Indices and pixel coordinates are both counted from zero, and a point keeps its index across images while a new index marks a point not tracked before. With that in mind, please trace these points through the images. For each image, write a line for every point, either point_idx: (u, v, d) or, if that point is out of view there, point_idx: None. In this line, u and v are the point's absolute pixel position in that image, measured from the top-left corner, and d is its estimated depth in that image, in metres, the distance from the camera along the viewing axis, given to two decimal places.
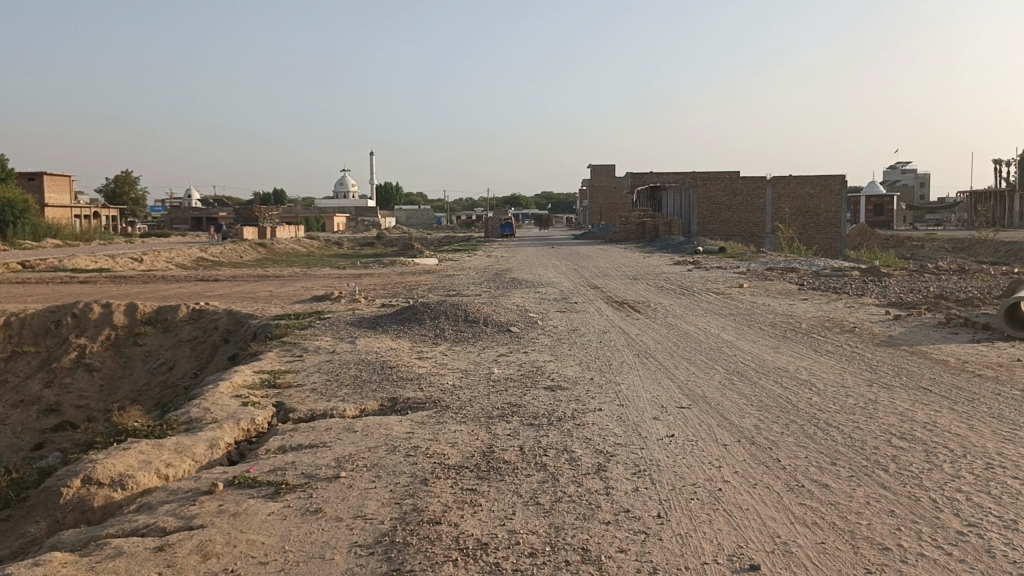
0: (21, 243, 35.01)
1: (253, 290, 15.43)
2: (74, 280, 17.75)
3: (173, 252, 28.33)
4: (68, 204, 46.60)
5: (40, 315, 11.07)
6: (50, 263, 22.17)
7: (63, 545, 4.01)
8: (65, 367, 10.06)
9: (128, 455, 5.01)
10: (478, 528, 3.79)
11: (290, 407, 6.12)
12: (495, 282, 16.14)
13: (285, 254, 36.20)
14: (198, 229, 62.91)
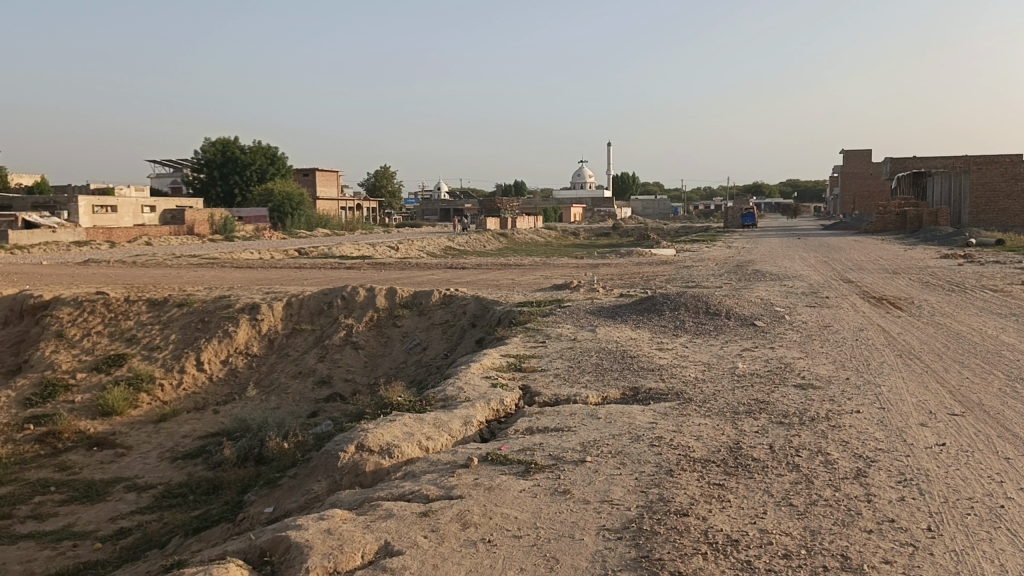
0: (298, 233, 39.25)
1: (498, 278, 16.16)
2: (341, 265, 19.58)
3: (425, 241, 30.35)
4: (336, 197, 51.58)
5: (314, 296, 12.21)
6: (322, 249, 24.68)
7: (343, 503, 4.48)
8: (336, 344, 11.08)
9: (394, 426, 5.48)
10: (728, 524, 3.73)
11: (536, 391, 6.38)
12: (737, 273, 15.70)
13: (525, 243, 37.53)
14: (445, 220, 66.91)
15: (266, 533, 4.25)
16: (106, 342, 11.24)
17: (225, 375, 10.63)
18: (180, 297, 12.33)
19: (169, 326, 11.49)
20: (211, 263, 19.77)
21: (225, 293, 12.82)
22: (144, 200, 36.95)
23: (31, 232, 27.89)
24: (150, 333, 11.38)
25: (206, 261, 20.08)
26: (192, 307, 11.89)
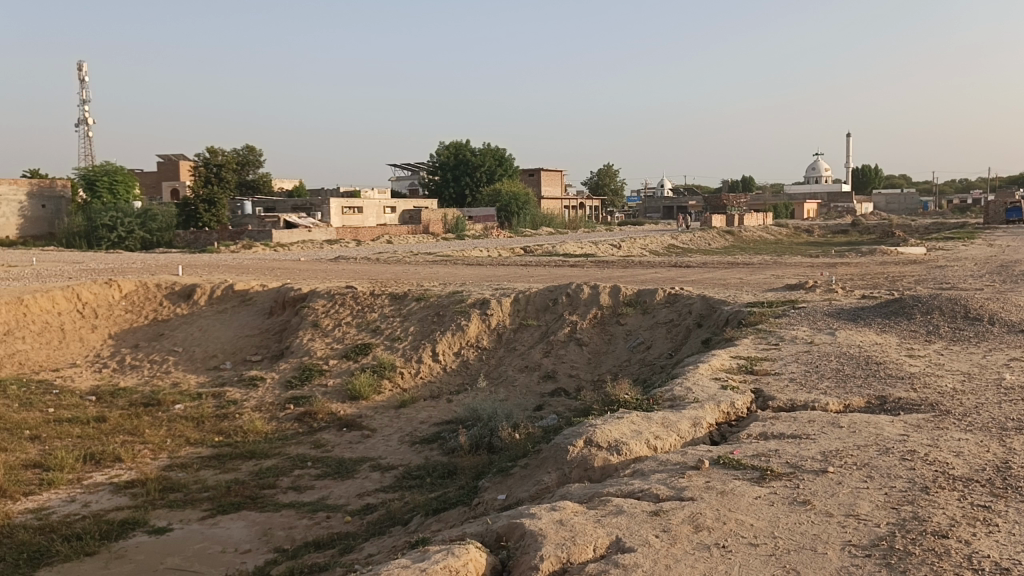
0: (524, 231, 40.54)
1: (725, 277, 15.69)
2: (566, 263, 19.94)
3: (649, 239, 30.19)
4: (560, 196, 52.69)
5: (540, 292, 12.30)
6: (548, 247, 25.30)
7: (573, 496, 4.56)
8: (560, 340, 11.21)
9: (623, 423, 5.49)
10: (996, 550, 3.37)
11: (769, 395, 6.12)
12: (1002, 274, 14.10)
13: (753, 241, 36.18)
14: (669, 218, 66.11)
15: (501, 519, 4.43)
16: (353, 332, 12.25)
17: (457, 366, 11.20)
18: (418, 292, 13.16)
19: (408, 319, 12.30)
20: (445, 260, 20.95)
21: (458, 288, 13.50)
22: (387, 201, 39.78)
23: (291, 231, 31.10)
24: (392, 324, 12.25)
25: (440, 258, 21.30)
26: (428, 301, 12.64)
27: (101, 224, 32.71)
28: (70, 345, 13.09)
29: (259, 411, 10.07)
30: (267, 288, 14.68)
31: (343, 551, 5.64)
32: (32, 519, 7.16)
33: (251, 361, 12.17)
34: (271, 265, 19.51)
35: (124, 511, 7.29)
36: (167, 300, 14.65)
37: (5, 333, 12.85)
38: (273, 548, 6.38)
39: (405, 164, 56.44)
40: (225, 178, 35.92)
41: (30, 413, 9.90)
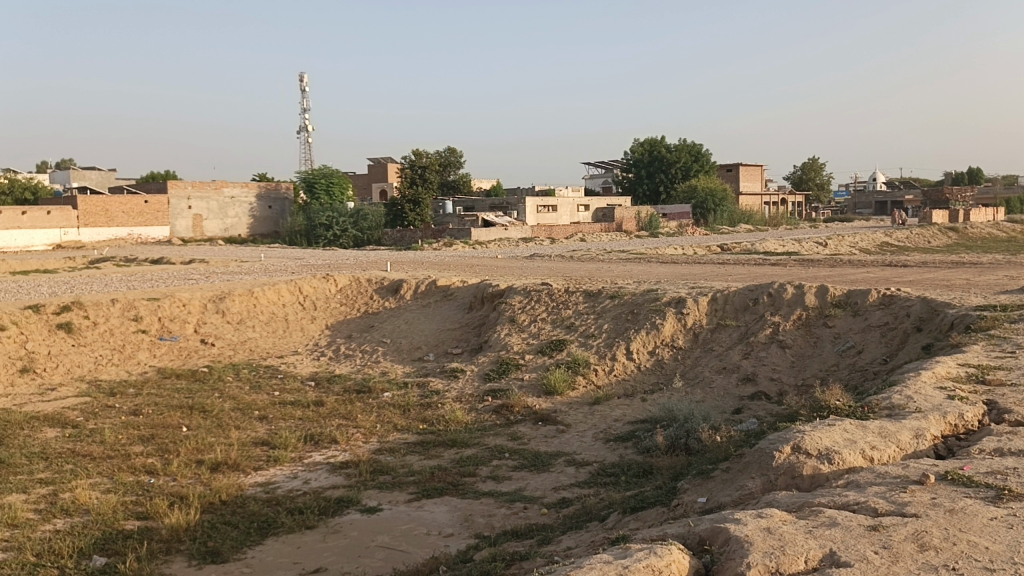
0: (721, 228, 39.46)
1: (949, 278, 14.44)
2: (767, 261, 19.18)
3: (859, 236, 28.39)
4: (760, 192, 50.77)
5: (740, 292, 11.87)
6: (747, 245, 24.48)
7: (780, 504, 4.38)
8: (761, 341, 10.74)
9: (834, 430, 5.20)
10: None
11: (1005, 408, 5.57)
12: None
13: (980, 238, 33.03)
14: (880, 213, 61.80)
15: (704, 522, 4.34)
16: (549, 328, 12.46)
17: (652, 365, 11.07)
18: (612, 290, 13.16)
19: (602, 317, 12.33)
20: (640, 257, 20.84)
21: (653, 286, 13.36)
22: (581, 200, 40.13)
23: (489, 230, 32.22)
24: (586, 322, 12.33)
25: (635, 256, 21.22)
26: (623, 299, 12.60)
27: (319, 223, 35.75)
28: (293, 334, 14.30)
29: (459, 401, 10.50)
30: (467, 284, 15.27)
31: (541, 542, 5.77)
32: (262, 491, 7.91)
33: (452, 353, 12.71)
34: (470, 262, 20.28)
35: (339, 489, 7.87)
36: (376, 294, 15.66)
37: (239, 322, 14.30)
38: (474, 534, 6.64)
39: (600, 162, 56.70)
40: (429, 179, 36.98)
41: (260, 395, 10.94)
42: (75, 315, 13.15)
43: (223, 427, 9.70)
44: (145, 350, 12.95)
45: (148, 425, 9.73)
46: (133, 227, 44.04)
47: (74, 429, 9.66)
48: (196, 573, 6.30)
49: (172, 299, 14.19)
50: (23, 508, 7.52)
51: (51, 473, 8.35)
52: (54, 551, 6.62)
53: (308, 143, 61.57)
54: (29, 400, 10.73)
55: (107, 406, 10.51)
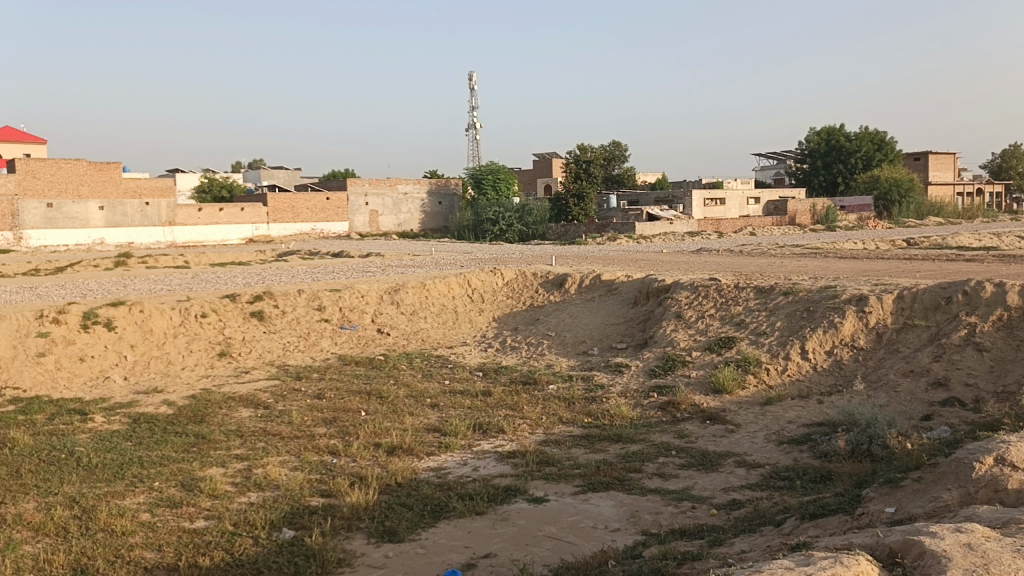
0: (906, 221, 36.97)
1: None
2: (961, 257, 17.74)
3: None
4: (951, 181, 47.08)
5: (931, 290, 11.03)
6: (937, 239, 22.78)
7: (982, 519, 4.06)
8: (955, 343, 9.92)
9: None
10: None
11: None
12: None
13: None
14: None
15: (894, 533, 4.08)
16: (717, 325, 12.13)
17: (829, 365, 10.51)
18: (786, 286, 12.63)
19: (774, 314, 11.86)
20: (816, 252, 19.91)
21: (831, 283, 12.69)
22: (751, 192, 38.83)
23: (654, 223, 31.84)
24: (758, 319, 11.91)
25: (811, 250, 20.27)
26: (798, 296, 12.06)
27: (487, 217, 37.00)
28: (462, 325, 14.76)
29: (625, 396, 10.45)
30: (633, 278, 15.16)
31: (712, 543, 5.65)
32: (434, 476, 8.23)
33: (617, 348, 12.65)
34: (636, 256, 20.13)
35: (507, 478, 8.05)
36: (542, 288, 15.88)
37: (412, 313, 14.93)
38: (641, 530, 6.60)
39: (772, 152, 54.58)
40: (593, 173, 37.13)
41: (431, 383, 11.38)
42: (266, 303, 14.36)
43: (398, 412, 10.18)
44: (327, 338, 13.78)
45: (330, 409, 10.37)
46: (316, 222, 47.07)
47: (265, 410, 10.45)
48: (374, 550, 6.66)
49: (352, 290, 15.06)
50: (222, 481, 8.23)
51: (246, 450, 9.08)
52: (249, 522, 7.21)
53: (476, 139, 63.25)
54: (227, 381, 11.73)
55: (294, 389, 11.30)
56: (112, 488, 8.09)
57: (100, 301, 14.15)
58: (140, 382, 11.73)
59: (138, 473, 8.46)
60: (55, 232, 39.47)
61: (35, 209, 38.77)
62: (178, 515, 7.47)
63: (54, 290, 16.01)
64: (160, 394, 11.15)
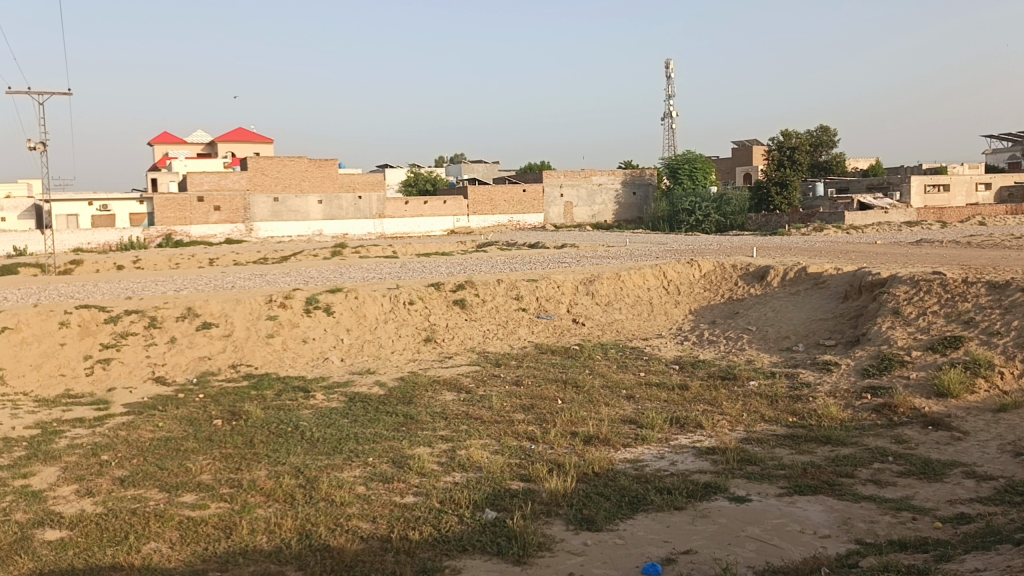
0: None
1: None
2: None
3: None
4: None
5: None
6: None
7: None
8: None
9: None
10: None
11: None
12: None
13: None
14: None
15: None
16: (941, 323, 11.15)
17: None
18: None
19: (1010, 313, 10.71)
20: None
21: None
22: (980, 178, 35.39)
23: (866, 213, 29.86)
24: (989, 317, 10.82)
25: None
26: None
27: (682, 208, 36.38)
28: (657, 317, 14.59)
29: (833, 396, 9.88)
30: (842, 272, 14.30)
31: (938, 559, 5.22)
32: (631, 467, 8.20)
33: (825, 345, 11.97)
34: (846, 247, 18.99)
35: (707, 475, 7.87)
36: (742, 281, 15.38)
37: (607, 303, 14.98)
38: (854, 539, 6.22)
39: (1006, 133, 49.39)
40: (798, 160, 35.30)
41: (627, 375, 11.36)
42: (468, 292, 14.97)
43: (594, 402, 10.23)
44: (524, 326, 14.09)
45: (528, 395, 10.62)
46: (513, 214, 48.35)
47: (467, 394, 10.89)
48: (573, 537, 6.75)
49: (548, 281, 15.36)
50: (429, 460, 8.67)
51: (450, 431, 9.51)
52: (454, 500, 7.55)
53: (671, 128, 62.18)
54: (432, 365, 12.33)
55: (494, 375, 11.69)
56: (332, 460, 8.76)
57: (320, 288, 15.36)
58: (355, 363, 12.61)
59: (354, 448, 9.10)
60: (280, 224, 43.23)
61: (263, 204, 42.69)
62: (390, 490, 7.96)
63: (281, 277, 17.56)
64: (372, 376, 11.94)
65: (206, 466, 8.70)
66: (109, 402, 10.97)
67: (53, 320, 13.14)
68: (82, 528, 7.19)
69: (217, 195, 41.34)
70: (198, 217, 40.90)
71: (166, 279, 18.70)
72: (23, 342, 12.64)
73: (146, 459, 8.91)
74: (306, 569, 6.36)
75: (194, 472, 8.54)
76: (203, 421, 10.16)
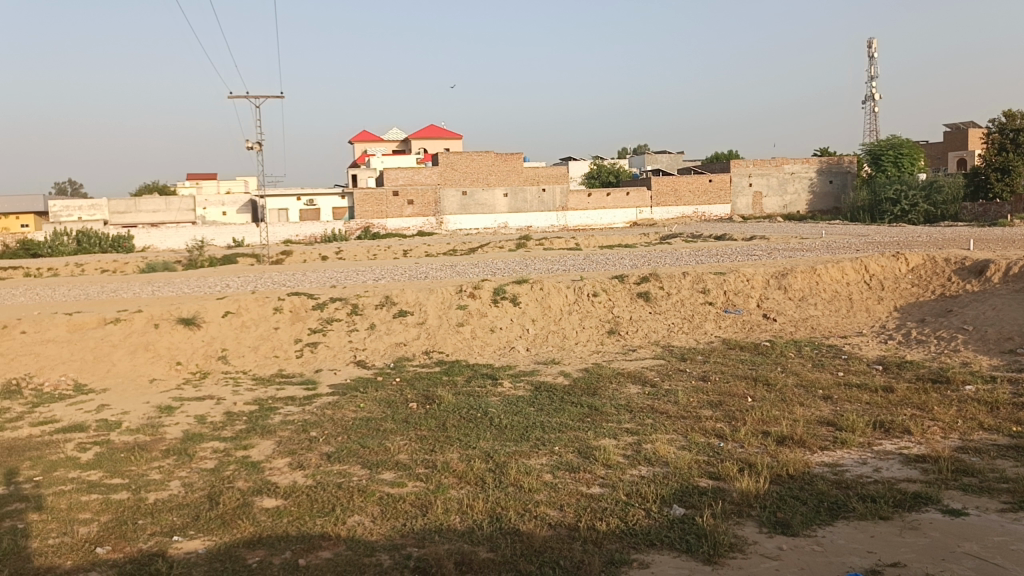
0: None
1: None
2: None
3: None
4: None
5: None
6: None
7: None
8: None
9: None
10: None
11: None
12: None
13: None
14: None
15: None
16: None
17: None
18: None
19: None
20: None
21: None
22: None
23: None
24: None
25: None
26: None
27: (886, 197, 34.16)
28: (858, 314, 13.74)
29: None
30: None
31: None
32: (830, 471, 7.78)
33: None
34: None
35: (917, 484, 7.32)
36: (956, 277, 14.19)
37: (801, 298, 14.33)
38: None
39: None
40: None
41: (823, 374, 10.79)
42: (652, 285, 14.84)
43: (788, 402, 9.80)
44: (711, 320, 13.73)
45: (716, 392, 10.34)
46: (698, 205, 47.37)
47: (653, 387, 10.77)
48: (767, 540, 6.50)
49: (737, 274, 14.95)
50: (616, 452, 8.66)
51: (636, 424, 9.45)
52: (641, 494, 7.50)
53: (873, 112, 58.21)
54: (616, 357, 12.31)
55: (680, 369, 11.49)
56: (520, 447, 8.96)
57: (507, 279, 15.78)
58: (540, 353, 12.82)
59: (540, 437, 9.25)
60: (468, 217, 44.73)
61: (452, 197, 44.36)
62: (576, 479, 8.03)
63: (470, 267, 18.19)
64: (557, 366, 12.09)
65: (402, 447, 9.17)
66: (317, 382, 11.85)
67: (269, 306, 14.44)
68: (295, 498, 7.80)
69: (411, 189, 43.48)
70: (394, 210, 43.22)
71: (366, 268, 19.94)
72: (244, 324, 13.93)
73: (350, 437, 9.53)
74: (497, 550, 6.55)
75: (392, 452, 9.03)
76: (400, 404, 10.74)
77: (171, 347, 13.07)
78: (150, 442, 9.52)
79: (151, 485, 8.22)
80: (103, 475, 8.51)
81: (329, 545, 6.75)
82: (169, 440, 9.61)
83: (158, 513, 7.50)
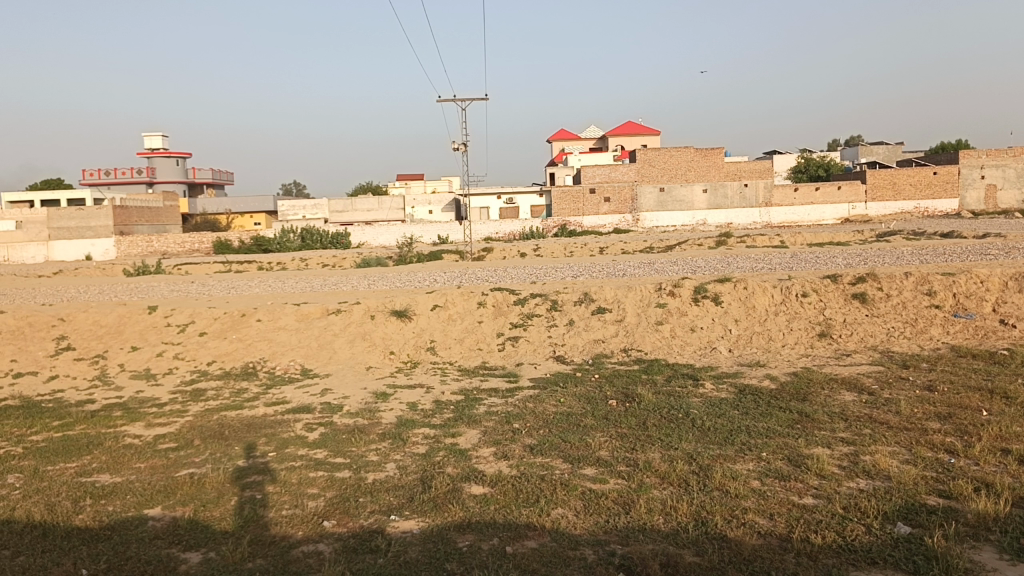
0: None
1: None
2: None
3: None
4: None
5: None
6: None
7: None
8: None
9: None
10: None
11: None
12: None
13: None
14: None
15: None
16: None
17: None
18: None
19: None
20: None
21: None
22: None
23: None
24: None
25: None
26: None
27: None
28: None
29: None
30: None
31: None
32: None
33: None
34: None
35: None
36: None
37: None
38: None
39: None
40: None
41: None
42: (869, 286, 13.94)
43: None
44: (938, 325, 12.62)
45: (944, 403, 9.51)
46: (920, 199, 43.70)
47: (870, 396, 10.07)
48: (1009, 568, 5.89)
49: (969, 276, 13.74)
50: (830, 462, 8.18)
51: (852, 434, 8.88)
52: (861, 508, 7.04)
53: None
54: (828, 362, 11.66)
55: (901, 377, 10.67)
56: (724, 451, 8.70)
57: (709, 277, 15.43)
58: (744, 355, 12.37)
59: (746, 441, 8.94)
60: (666, 213, 44.13)
61: (649, 193, 43.95)
62: (787, 488, 7.67)
63: (671, 265, 17.94)
64: (763, 368, 11.63)
65: (603, 444, 9.19)
66: (518, 375, 12.17)
67: (474, 301, 15.04)
68: (501, 487, 8.04)
69: (608, 186, 43.70)
70: (591, 207, 43.77)
71: (565, 264, 20.28)
72: (451, 317, 14.57)
73: (552, 431, 9.69)
74: (703, 555, 6.39)
75: (593, 447, 9.08)
76: (600, 400, 10.78)
77: (385, 337, 13.94)
78: (367, 425, 10.19)
79: (369, 466, 8.80)
80: (328, 454, 9.21)
81: (534, 535, 6.90)
82: (385, 424, 10.24)
83: (376, 492, 8.01)
